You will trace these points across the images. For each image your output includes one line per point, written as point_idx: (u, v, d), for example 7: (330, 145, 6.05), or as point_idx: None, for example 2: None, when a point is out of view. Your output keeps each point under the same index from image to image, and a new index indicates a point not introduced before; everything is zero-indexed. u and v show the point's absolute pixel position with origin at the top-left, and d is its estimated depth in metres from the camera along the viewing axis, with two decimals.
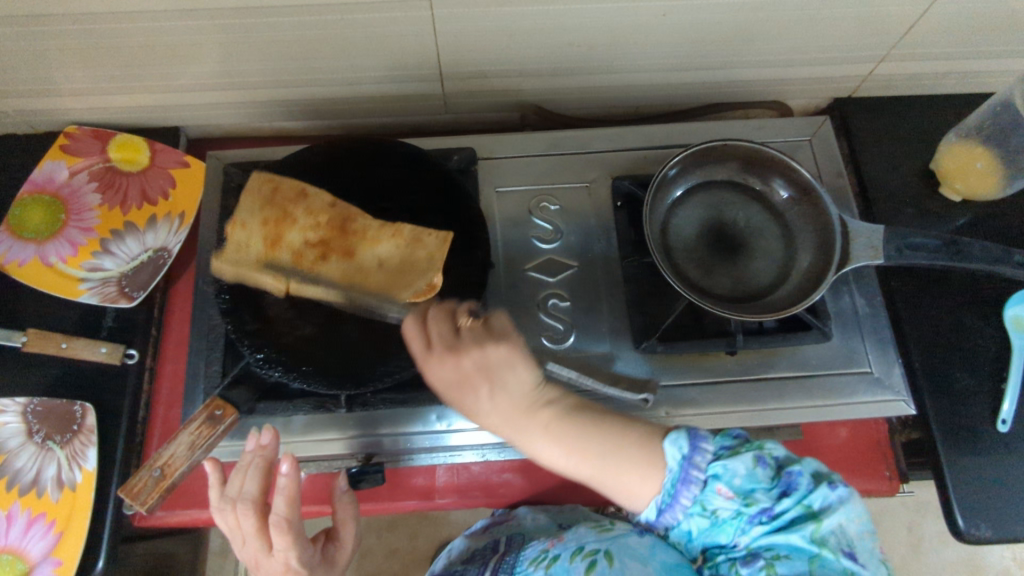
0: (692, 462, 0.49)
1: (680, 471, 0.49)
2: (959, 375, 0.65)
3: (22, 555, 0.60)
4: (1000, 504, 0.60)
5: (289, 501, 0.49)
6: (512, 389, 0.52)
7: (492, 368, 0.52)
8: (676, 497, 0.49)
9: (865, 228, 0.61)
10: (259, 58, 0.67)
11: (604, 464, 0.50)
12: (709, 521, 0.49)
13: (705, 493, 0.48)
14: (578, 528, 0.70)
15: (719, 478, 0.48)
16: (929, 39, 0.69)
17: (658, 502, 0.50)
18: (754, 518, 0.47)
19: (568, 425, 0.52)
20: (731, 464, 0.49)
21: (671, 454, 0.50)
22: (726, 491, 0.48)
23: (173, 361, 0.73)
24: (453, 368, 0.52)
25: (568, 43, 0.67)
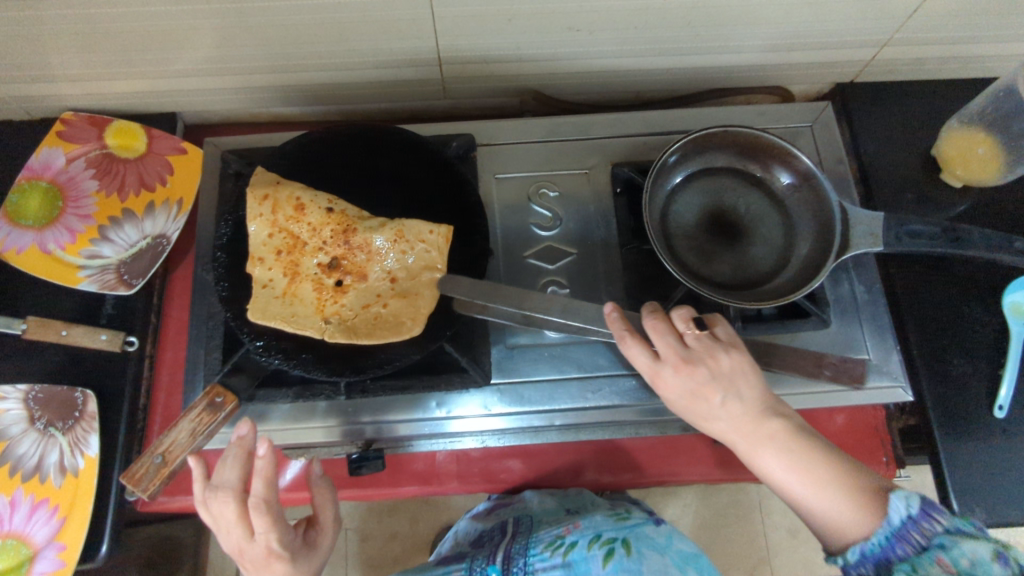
0: (916, 527, 0.44)
1: (901, 529, 0.44)
2: (957, 361, 0.66)
3: (26, 540, 0.61)
4: (995, 488, 0.61)
5: (267, 484, 0.49)
6: (746, 403, 0.51)
7: (727, 383, 0.51)
8: (886, 550, 0.44)
9: (865, 216, 0.60)
10: (256, 43, 0.66)
11: (819, 493, 0.48)
12: None
13: (921, 558, 0.43)
14: (593, 516, 0.74)
15: (943, 552, 0.42)
16: (933, 23, 0.69)
17: (861, 549, 0.45)
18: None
19: (798, 445, 0.50)
20: (965, 543, 0.42)
21: (896, 506, 0.45)
22: (948, 564, 0.42)
23: (173, 349, 0.73)
24: (689, 377, 0.52)
25: (569, 28, 0.67)
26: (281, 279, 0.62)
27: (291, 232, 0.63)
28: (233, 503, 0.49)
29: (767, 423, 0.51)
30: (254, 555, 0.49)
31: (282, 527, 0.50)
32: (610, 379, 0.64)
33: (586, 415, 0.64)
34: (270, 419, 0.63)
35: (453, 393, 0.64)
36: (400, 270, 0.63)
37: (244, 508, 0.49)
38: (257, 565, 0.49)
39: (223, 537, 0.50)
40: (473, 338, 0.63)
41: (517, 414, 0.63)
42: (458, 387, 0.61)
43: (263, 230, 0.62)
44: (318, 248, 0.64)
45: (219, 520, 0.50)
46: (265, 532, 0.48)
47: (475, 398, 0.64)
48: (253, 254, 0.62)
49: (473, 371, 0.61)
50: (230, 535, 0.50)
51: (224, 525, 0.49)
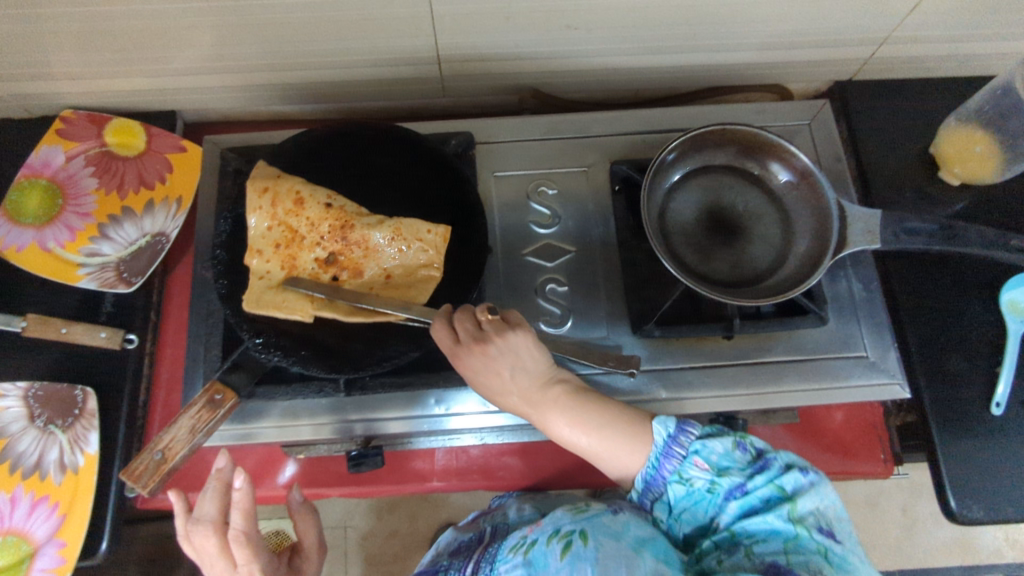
0: (674, 443, 0.53)
1: (665, 446, 0.54)
2: (954, 358, 0.66)
3: (27, 537, 0.61)
4: (993, 485, 0.61)
5: (244, 515, 0.50)
6: (532, 373, 0.57)
7: (516, 358, 0.56)
8: (658, 469, 0.53)
9: (862, 214, 0.61)
10: (255, 41, 0.66)
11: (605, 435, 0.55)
12: (686, 490, 0.52)
13: (684, 465, 0.52)
14: (556, 510, 0.65)
15: (700, 453, 0.52)
16: (931, 21, 0.69)
17: (643, 475, 0.54)
18: (727, 494, 0.50)
19: (567, 402, 0.57)
20: (710, 441, 0.52)
21: (659, 430, 0.54)
22: (703, 463, 0.51)
23: (173, 346, 0.74)
24: (482, 356, 0.54)
25: (568, 26, 0.67)
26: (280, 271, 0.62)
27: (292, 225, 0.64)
28: (214, 538, 0.49)
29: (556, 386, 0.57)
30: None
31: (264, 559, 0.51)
32: (608, 376, 0.64)
33: None
34: (268, 416, 0.63)
35: (453, 390, 0.64)
36: (397, 268, 0.64)
37: (225, 541, 0.50)
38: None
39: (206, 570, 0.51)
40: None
41: (516, 411, 0.64)
42: (457, 384, 0.63)
43: (264, 221, 0.63)
44: (318, 242, 0.65)
45: (201, 552, 0.51)
46: (245, 565, 0.50)
47: (474, 395, 0.64)
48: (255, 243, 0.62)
49: None
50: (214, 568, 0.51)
51: (206, 557, 0.50)
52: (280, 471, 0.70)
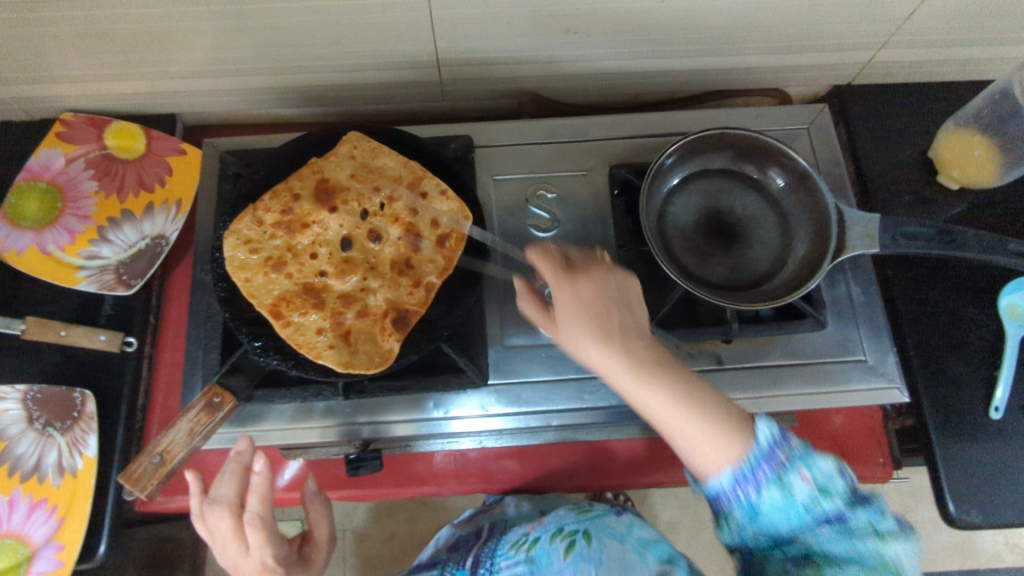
0: (774, 449, 0.45)
1: (767, 450, 0.45)
2: (953, 362, 0.66)
3: (24, 540, 0.61)
4: (990, 489, 0.61)
5: (261, 498, 0.50)
6: (628, 322, 0.50)
7: (626, 304, 0.51)
8: (756, 471, 0.45)
9: (860, 218, 0.61)
10: (255, 44, 0.66)
11: (701, 416, 0.47)
12: (784, 501, 0.44)
13: (788, 472, 0.44)
14: (557, 510, 0.73)
15: (805, 463, 0.45)
16: (929, 26, 0.69)
17: (735, 471, 0.45)
18: (823, 516, 0.43)
19: (658, 369, 0.49)
20: (820, 458, 0.45)
21: (762, 430, 0.46)
22: (809, 475, 0.44)
23: (172, 349, 0.73)
24: (585, 289, 0.51)
25: (566, 30, 0.67)
26: (284, 284, 0.60)
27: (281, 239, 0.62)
28: (230, 519, 0.49)
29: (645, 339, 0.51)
30: (249, 569, 0.50)
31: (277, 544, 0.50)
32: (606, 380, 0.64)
33: (583, 415, 0.64)
34: (267, 419, 0.63)
35: (451, 394, 0.64)
36: (378, 303, 0.61)
37: (240, 523, 0.50)
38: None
39: (219, 549, 0.51)
40: (470, 339, 0.63)
41: (514, 414, 0.64)
42: (457, 388, 0.61)
43: (241, 248, 0.60)
44: (317, 244, 0.62)
45: (215, 532, 0.50)
46: (259, 548, 0.49)
47: (473, 399, 0.64)
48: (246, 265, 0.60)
49: (471, 371, 0.60)
50: (228, 550, 0.51)
51: (220, 538, 0.50)
52: (280, 473, 0.70)
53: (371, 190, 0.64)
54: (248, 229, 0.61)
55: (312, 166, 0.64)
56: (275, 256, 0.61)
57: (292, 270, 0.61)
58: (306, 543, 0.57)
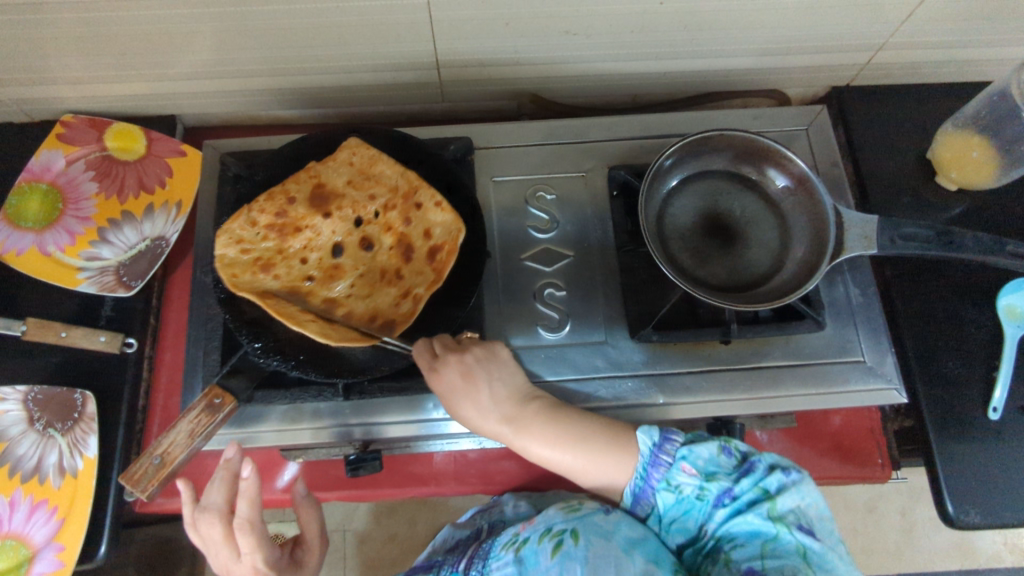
0: (659, 457, 0.57)
1: (652, 456, 0.57)
2: (951, 363, 0.66)
3: (25, 541, 0.61)
4: (989, 490, 0.61)
5: (251, 504, 0.51)
6: (508, 392, 0.61)
7: (489, 376, 0.60)
8: (646, 481, 0.57)
9: (858, 219, 0.61)
10: (255, 46, 0.67)
11: (583, 453, 0.59)
12: (676, 496, 0.56)
13: (671, 471, 0.56)
14: (547, 510, 0.70)
15: (686, 457, 0.56)
16: (927, 27, 0.69)
17: (632, 487, 0.58)
18: (717, 498, 0.54)
19: (546, 416, 0.60)
20: (698, 448, 0.57)
21: (644, 441, 0.58)
22: (690, 469, 0.56)
23: (172, 350, 0.73)
24: (459, 368, 0.58)
25: (564, 31, 0.67)
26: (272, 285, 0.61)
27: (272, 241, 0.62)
28: (220, 526, 0.50)
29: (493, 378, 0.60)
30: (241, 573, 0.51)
31: (267, 548, 0.52)
32: (606, 381, 0.64)
33: None
34: (268, 420, 0.63)
35: None
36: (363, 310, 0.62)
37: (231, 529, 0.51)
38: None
39: (211, 552, 0.52)
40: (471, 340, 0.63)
41: None
42: None
43: (233, 247, 0.60)
44: (307, 250, 0.64)
45: (206, 538, 0.51)
46: (251, 553, 0.51)
47: None
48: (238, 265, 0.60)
49: None
50: (218, 555, 0.52)
51: (211, 543, 0.52)
52: (280, 475, 0.70)
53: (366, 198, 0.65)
54: (240, 229, 0.61)
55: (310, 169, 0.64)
56: (266, 257, 0.62)
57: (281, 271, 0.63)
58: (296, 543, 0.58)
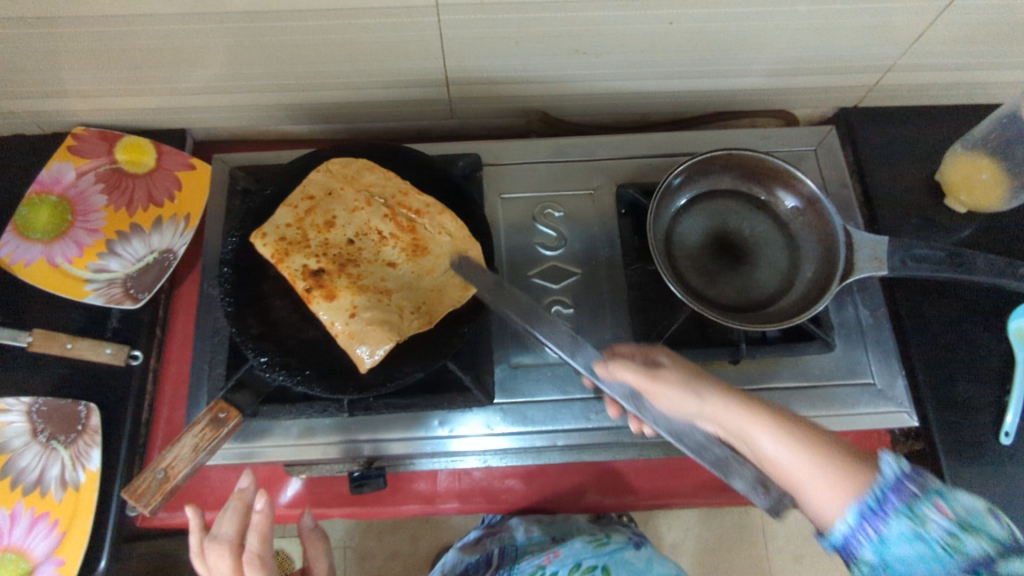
0: (902, 489, 0.39)
1: (895, 484, 0.40)
2: (962, 386, 0.65)
3: (26, 554, 0.60)
4: (1002, 516, 0.60)
5: (261, 538, 0.51)
6: (725, 386, 0.50)
7: (698, 386, 0.51)
8: (884, 505, 0.39)
9: (869, 240, 0.61)
10: (266, 62, 0.67)
11: (805, 448, 0.44)
12: (914, 530, 0.38)
13: (922, 504, 0.39)
14: (573, 543, 0.75)
15: (942, 494, 0.39)
16: (935, 49, 0.69)
17: (858, 507, 0.40)
18: (969, 566, 0.36)
19: (762, 416, 0.47)
20: (960, 492, 0.39)
21: (886, 462, 0.41)
22: (947, 508, 0.38)
23: (178, 363, 0.73)
24: (676, 374, 0.52)
25: (574, 50, 0.67)
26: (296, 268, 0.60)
27: (326, 209, 0.64)
28: (229, 557, 0.50)
29: (709, 380, 0.52)
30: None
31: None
32: None
33: (588, 435, 0.63)
34: (272, 436, 0.63)
35: (456, 412, 0.64)
36: (365, 311, 0.59)
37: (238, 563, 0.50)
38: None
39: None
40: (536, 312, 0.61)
41: (519, 434, 0.63)
42: (461, 405, 0.61)
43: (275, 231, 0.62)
44: (323, 248, 0.62)
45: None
46: None
47: (478, 417, 0.64)
48: (288, 202, 0.64)
49: (476, 390, 0.61)
50: None
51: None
52: (281, 490, 0.69)
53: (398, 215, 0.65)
54: (281, 215, 0.63)
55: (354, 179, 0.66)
56: (296, 241, 0.62)
57: (316, 254, 0.62)
58: None
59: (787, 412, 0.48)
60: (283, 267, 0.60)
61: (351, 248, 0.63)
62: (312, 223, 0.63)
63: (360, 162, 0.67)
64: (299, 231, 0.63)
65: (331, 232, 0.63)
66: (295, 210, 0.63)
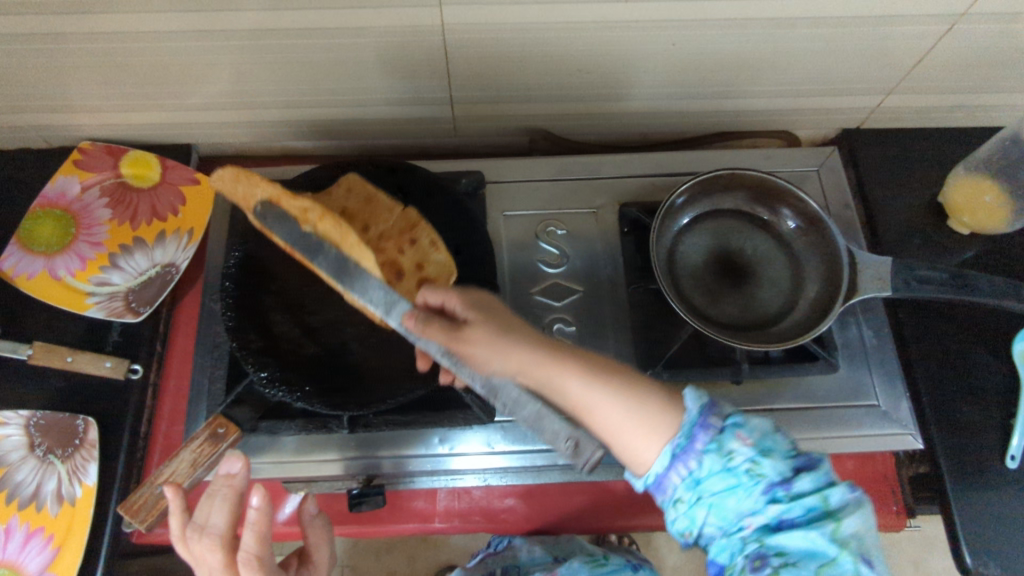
0: (706, 426, 0.46)
1: (700, 417, 0.46)
2: (967, 409, 0.65)
3: (19, 570, 0.60)
4: (1009, 542, 0.59)
5: (258, 538, 0.46)
6: (531, 341, 0.51)
7: (494, 338, 0.51)
8: (691, 444, 0.45)
9: (872, 261, 0.61)
10: (273, 79, 0.68)
11: (623, 403, 0.48)
12: (722, 463, 0.44)
13: (722, 436, 0.45)
14: (571, 563, 0.72)
15: (739, 427, 0.45)
16: (936, 72, 0.70)
17: (672, 448, 0.45)
18: (770, 488, 0.43)
19: (573, 363, 0.50)
20: (753, 419, 0.46)
21: (691, 400, 0.47)
22: (745, 437, 0.44)
23: (177, 379, 0.72)
24: (483, 327, 0.52)
25: (578, 70, 0.68)
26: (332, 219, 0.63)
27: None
28: (220, 556, 0.45)
29: (518, 335, 0.52)
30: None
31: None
32: None
33: None
34: (271, 452, 0.62)
35: (457, 429, 0.63)
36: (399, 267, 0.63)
37: (231, 556, 0.46)
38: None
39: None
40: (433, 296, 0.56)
41: (518, 453, 0.63)
42: (461, 423, 0.61)
43: None
44: None
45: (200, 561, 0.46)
46: None
47: (478, 435, 0.63)
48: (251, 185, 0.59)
49: (475, 408, 0.60)
50: None
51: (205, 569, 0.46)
52: (280, 507, 0.69)
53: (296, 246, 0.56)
54: None
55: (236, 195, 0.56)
56: None
57: None
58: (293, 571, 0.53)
59: (593, 360, 0.51)
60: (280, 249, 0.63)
61: None
62: None
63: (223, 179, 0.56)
64: None
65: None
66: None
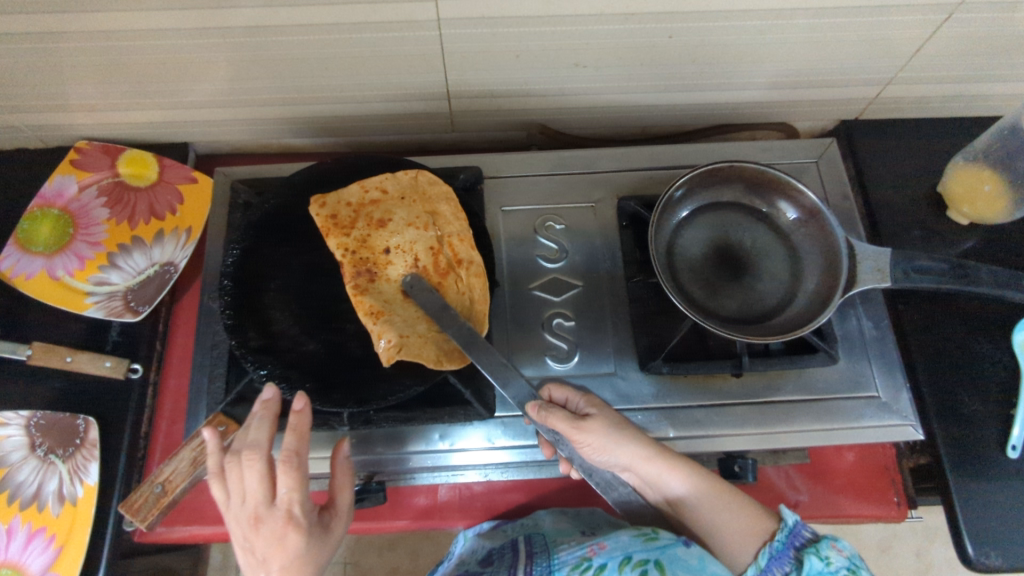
0: (797, 535, 0.53)
1: (793, 527, 0.53)
2: (967, 399, 0.65)
3: (21, 569, 0.59)
4: (1011, 533, 0.59)
5: (298, 438, 0.48)
6: (641, 445, 0.57)
7: (605, 440, 0.56)
8: (787, 548, 0.52)
9: (870, 252, 0.61)
10: (269, 76, 0.68)
11: (712, 503, 0.57)
12: (820, 565, 0.49)
13: (822, 544, 0.50)
14: (620, 535, 0.58)
15: (835, 540, 0.51)
16: (935, 62, 0.70)
17: (770, 548, 0.52)
18: None
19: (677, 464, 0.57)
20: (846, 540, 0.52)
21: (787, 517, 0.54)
22: (841, 550, 0.50)
23: (178, 377, 0.73)
24: (597, 427, 0.56)
25: (575, 64, 0.68)
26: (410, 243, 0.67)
27: (388, 207, 0.68)
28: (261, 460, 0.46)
29: (628, 429, 0.57)
30: (271, 524, 0.45)
31: (306, 494, 0.47)
32: (616, 412, 0.63)
33: None
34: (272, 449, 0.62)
35: (457, 425, 0.63)
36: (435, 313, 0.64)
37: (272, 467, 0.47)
38: (270, 537, 0.45)
39: (234, 511, 0.47)
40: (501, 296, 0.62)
41: (519, 447, 0.63)
42: (462, 419, 0.61)
43: (398, 206, 0.68)
44: (395, 240, 0.68)
45: (241, 486, 0.47)
46: (290, 489, 0.45)
47: (478, 431, 0.63)
48: (366, 182, 0.68)
49: (476, 403, 0.60)
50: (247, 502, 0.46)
51: (243, 491, 0.47)
52: None
53: (358, 248, 0.66)
54: (369, 195, 0.68)
55: (348, 188, 0.68)
56: (385, 224, 0.68)
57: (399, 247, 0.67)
58: (327, 511, 0.51)
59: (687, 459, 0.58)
60: (324, 243, 0.66)
61: (382, 258, 0.67)
62: (377, 211, 0.68)
63: (370, 175, 0.70)
64: (383, 215, 0.68)
65: (379, 231, 0.67)
66: (362, 193, 0.68)
